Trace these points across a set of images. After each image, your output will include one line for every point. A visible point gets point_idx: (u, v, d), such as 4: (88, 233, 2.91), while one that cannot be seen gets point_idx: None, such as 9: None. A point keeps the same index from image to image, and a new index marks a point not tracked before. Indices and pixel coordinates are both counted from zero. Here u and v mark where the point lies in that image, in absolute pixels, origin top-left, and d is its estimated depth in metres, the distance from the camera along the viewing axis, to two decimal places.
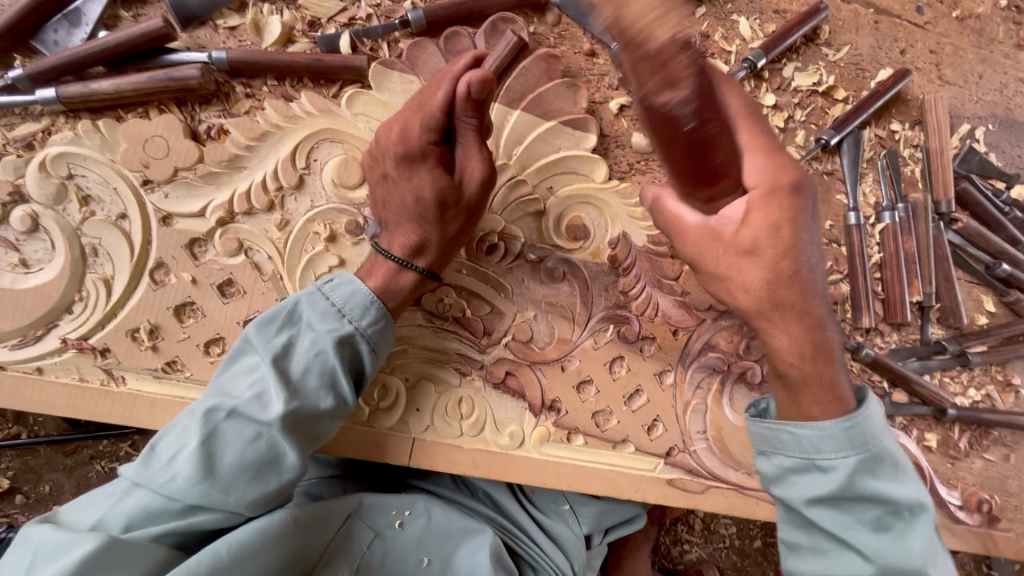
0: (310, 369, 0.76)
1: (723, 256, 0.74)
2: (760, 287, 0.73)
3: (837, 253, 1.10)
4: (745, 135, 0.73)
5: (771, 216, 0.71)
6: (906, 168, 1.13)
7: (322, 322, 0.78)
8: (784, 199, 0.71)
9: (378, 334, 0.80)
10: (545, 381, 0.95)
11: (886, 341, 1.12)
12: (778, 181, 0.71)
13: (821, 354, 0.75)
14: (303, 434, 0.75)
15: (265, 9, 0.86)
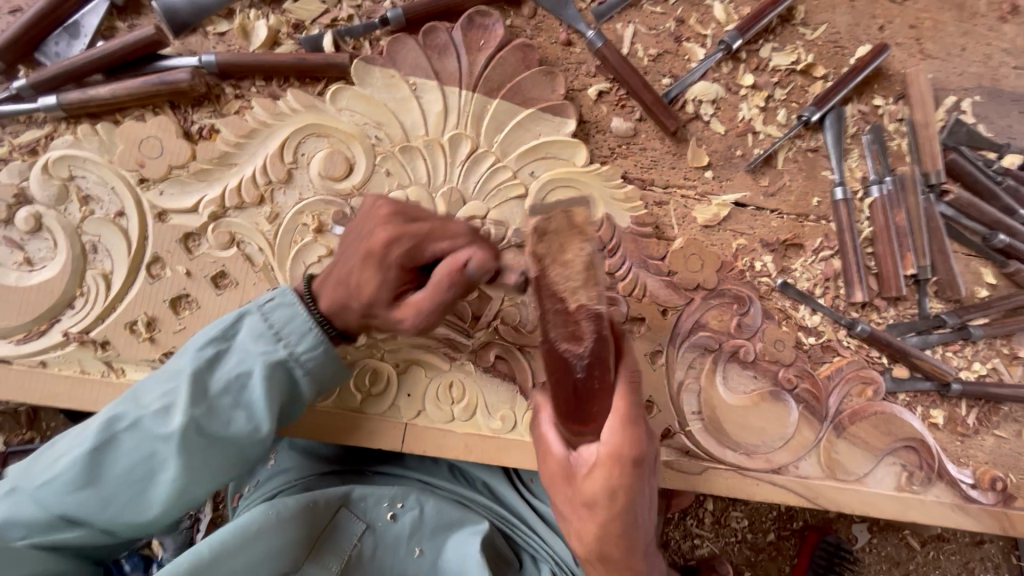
0: (228, 391, 0.76)
1: (570, 497, 0.73)
2: (591, 539, 0.72)
3: (827, 230, 1.10)
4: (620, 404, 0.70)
5: (608, 486, 0.68)
6: (893, 142, 1.13)
7: (255, 345, 0.78)
8: (630, 463, 0.68)
9: (314, 361, 0.81)
10: (534, 364, 0.96)
11: (884, 316, 1.11)
12: (620, 455, 0.68)
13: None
14: (206, 455, 0.74)
15: (252, 14, 0.90)
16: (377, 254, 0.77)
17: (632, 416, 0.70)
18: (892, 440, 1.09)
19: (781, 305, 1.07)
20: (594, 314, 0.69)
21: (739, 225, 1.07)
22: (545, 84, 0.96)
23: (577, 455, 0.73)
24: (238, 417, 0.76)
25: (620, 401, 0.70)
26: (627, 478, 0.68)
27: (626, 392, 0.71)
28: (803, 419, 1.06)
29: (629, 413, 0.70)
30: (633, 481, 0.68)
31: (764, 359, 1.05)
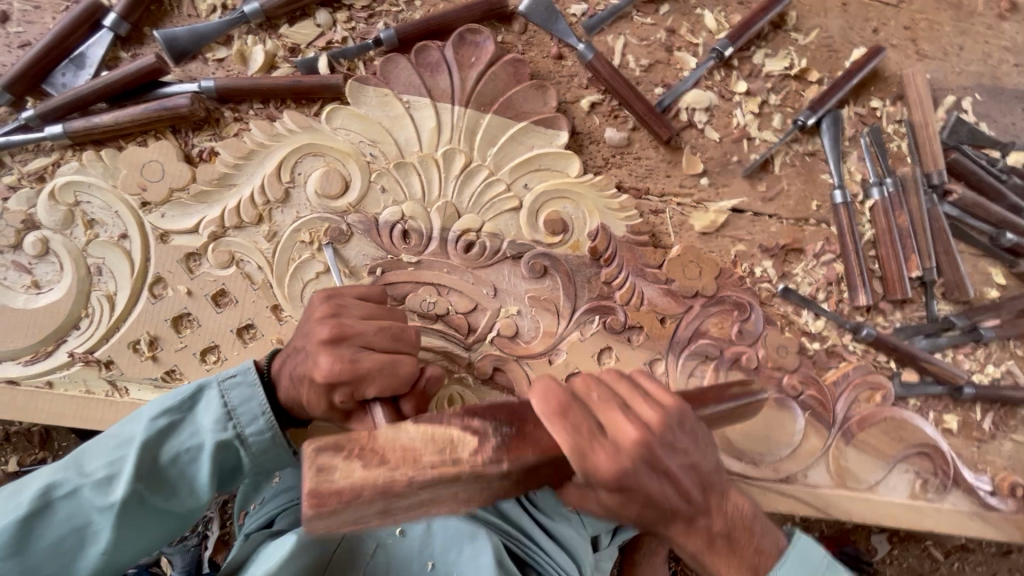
0: (176, 464, 0.75)
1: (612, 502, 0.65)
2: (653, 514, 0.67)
3: (828, 234, 1.09)
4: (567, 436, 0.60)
5: (617, 489, 0.61)
6: (892, 144, 1.11)
7: (209, 420, 0.77)
8: (620, 458, 0.60)
9: (262, 450, 0.79)
10: (533, 375, 0.95)
11: (890, 319, 1.09)
12: (604, 456, 0.60)
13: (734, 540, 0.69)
14: (142, 529, 0.73)
15: (249, 40, 0.93)
16: (315, 368, 0.75)
17: (585, 421, 0.61)
18: (903, 447, 1.06)
19: (783, 311, 1.06)
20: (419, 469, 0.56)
21: (737, 231, 1.06)
22: (537, 98, 0.97)
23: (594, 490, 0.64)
24: (182, 491, 0.76)
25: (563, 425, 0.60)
26: (626, 464, 0.61)
27: (565, 410, 0.61)
28: (810, 426, 1.04)
29: (579, 420, 0.61)
30: (631, 473, 0.61)
31: (769, 366, 1.04)
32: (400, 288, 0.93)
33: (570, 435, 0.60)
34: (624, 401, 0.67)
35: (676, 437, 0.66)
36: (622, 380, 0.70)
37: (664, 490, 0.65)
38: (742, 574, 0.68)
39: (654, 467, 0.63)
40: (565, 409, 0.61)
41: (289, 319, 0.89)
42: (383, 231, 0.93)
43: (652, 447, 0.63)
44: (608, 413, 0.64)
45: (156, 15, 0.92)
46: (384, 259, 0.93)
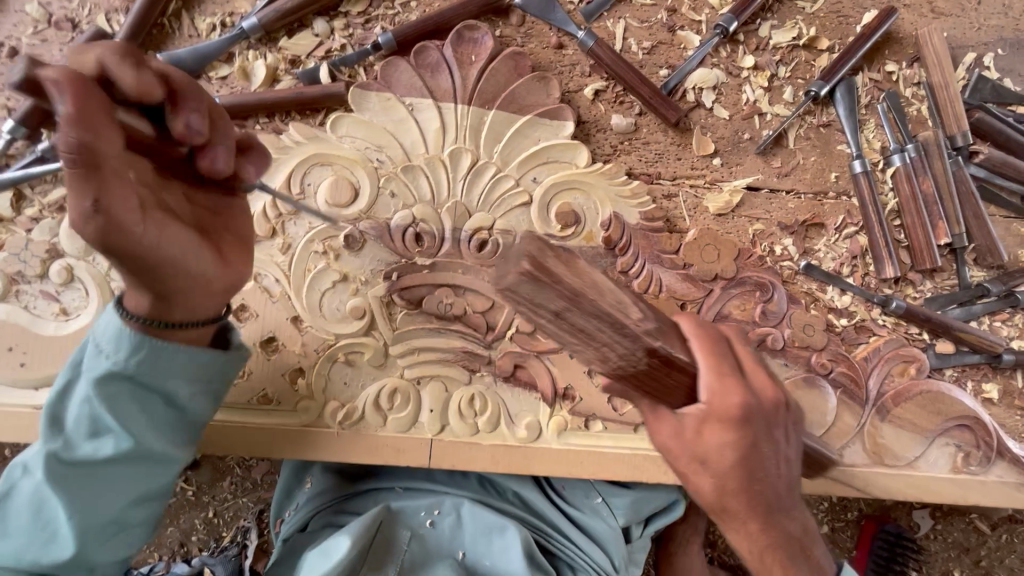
0: (77, 418, 0.73)
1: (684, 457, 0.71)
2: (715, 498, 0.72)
3: (849, 205, 1.05)
4: (700, 355, 0.70)
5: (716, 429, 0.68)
6: (911, 108, 1.07)
7: (92, 362, 0.72)
8: (730, 402, 0.68)
9: (144, 362, 0.71)
10: (554, 370, 0.95)
11: (920, 290, 1.06)
12: (723, 404, 0.68)
13: (771, 546, 0.77)
14: (89, 484, 0.73)
15: (250, 55, 0.94)
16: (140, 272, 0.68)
17: (721, 359, 0.71)
18: (942, 420, 1.03)
19: (807, 288, 1.03)
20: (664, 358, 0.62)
21: (754, 209, 1.03)
22: (539, 90, 0.96)
23: (682, 416, 0.69)
24: (103, 440, 0.73)
25: (701, 346, 0.70)
26: (736, 429, 0.68)
27: (708, 340, 0.70)
28: (842, 404, 1.02)
29: (722, 353, 0.71)
30: (738, 417, 0.68)
31: (795, 346, 1.01)
32: (416, 291, 0.93)
33: (696, 366, 0.68)
34: (739, 368, 0.71)
35: (772, 421, 0.72)
36: (745, 348, 0.77)
37: (756, 461, 0.71)
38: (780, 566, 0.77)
39: (754, 432, 0.70)
40: (710, 338, 0.71)
41: (311, 330, 0.91)
42: (395, 235, 0.93)
43: (755, 415, 0.69)
44: (752, 365, 0.73)
45: (158, 39, 0.93)
46: (398, 263, 0.93)
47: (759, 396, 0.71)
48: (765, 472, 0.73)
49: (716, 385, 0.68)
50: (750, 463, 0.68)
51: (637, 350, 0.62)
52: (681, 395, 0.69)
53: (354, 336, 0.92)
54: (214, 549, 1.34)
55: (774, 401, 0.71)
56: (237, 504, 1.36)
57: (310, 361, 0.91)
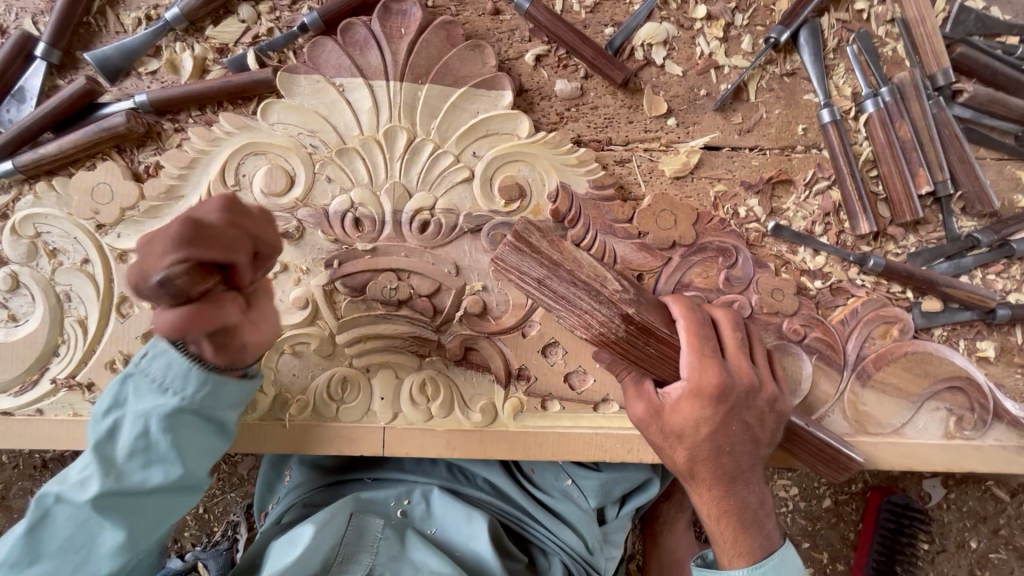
0: (132, 450, 0.71)
1: (656, 429, 0.81)
2: (683, 464, 0.81)
3: (819, 159, 0.98)
4: (688, 339, 0.81)
5: (697, 408, 0.78)
6: (885, 48, 0.99)
7: (154, 393, 0.71)
8: (710, 379, 0.78)
9: (213, 396, 0.73)
10: (507, 350, 0.92)
11: (902, 245, 0.98)
12: (703, 384, 0.78)
13: (730, 513, 0.81)
14: (136, 509, 0.72)
15: (177, 47, 0.92)
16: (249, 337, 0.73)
17: (706, 342, 0.81)
18: (930, 383, 0.96)
19: (777, 251, 0.97)
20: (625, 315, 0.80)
21: (714, 170, 0.97)
22: (474, 59, 0.92)
23: (664, 392, 0.81)
24: (153, 471, 0.71)
25: (689, 327, 0.82)
26: (713, 406, 0.78)
27: (695, 324, 0.83)
28: (819, 371, 0.96)
29: (706, 335, 0.82)
30: (720, 394, 0.78)
31: (764, 312, 0.95)
32: (359, 278, 0.91)
33: (686, 346, 0.80)
34: (722, 351, 0.83)
35: (749, 402, 0.81)
36: (739, 333, 0.85)
37: (733, 435, 0.80)
38: (748, 544, 0.81)
39: (729, 412, 0.79)
40: (697, 321, 0.83)
41: None
42: (334, 222, 0.91)
43: (732, 395, 0.79)
44: (733, 350, 0.83)
45: (85, 37, 0.92)
46: (339, 250, 0.91)
47: (734, 378, 0.80)
48: (734, 446, 0.80)
49: (693, 365, 0.79)
50: (717, 435, 0.78)
51: (614, 307, 0.80)
52: (668, 365, 0.81)
53: (299, 327, 0.91)
54: (206, 543, 1.36)
55: (744, 385, 0.80)
56: (225, 499, 1.38)
57: None
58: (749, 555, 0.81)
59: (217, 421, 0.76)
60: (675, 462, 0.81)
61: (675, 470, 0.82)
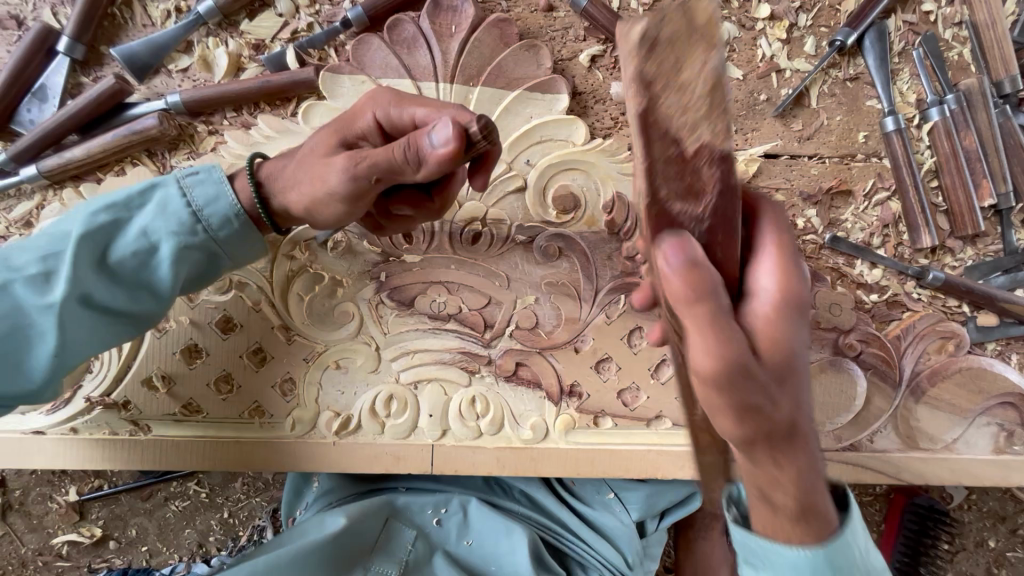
0: (93, 292, 0.69)
1: (723, 401, 0.48)
2: (746, 443, 0.50)
3: (879, 168, 0.95)
4: (768, 241, 0.54)
5: (786, 347, 0.49)
6: (951, 53, 0.95)
7: (163, 220, 0.70)
8: (797, 288, 0.51)
9: (234, 248, 0.73)
10: (559, 367, 0.89)
11: (959, 258, 0.96)
12: (790, 297, 0.50)
13: (810, 506, 0.51)
14: (106, 332, 0.72)
15: (210, 43, 0.86)
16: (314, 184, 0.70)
17: (788, 245, 0.54)
18: (983, 398, 0.95)
19: (833, 263, 0.94)
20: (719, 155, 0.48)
21: (773, 179, 0.94)
22: (529, 60, 0.87)
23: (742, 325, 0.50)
24: (138, 295, 0.72)
25: (778, 240, 0.54)
26: (800, 332, 0.50)
27: (771, 225, 0.56)
28: (873, 386, 0.94)
29: (790, 238, 0.55)
30: (805, 314, 0.51)
31: (819, 327, 0.93)
32: (408, 291, 0.87)
33: (769, 253, 0.53)
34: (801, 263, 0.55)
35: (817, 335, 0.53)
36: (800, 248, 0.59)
37: (810, 383, 0.54)
38: None
39: (810, 344, 0.52)
40: (791, 234, 0.55)
41: (299, 338, 0.86)
42: (380, 233, 0.86)
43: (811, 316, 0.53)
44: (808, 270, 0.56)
45: (110, 31, 0.85)
46: (386, 262, 0.87)
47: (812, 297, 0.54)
48: (808, 402, 0.51)
49: (779, 271, 0.51)
50: (802, 387, 0.50)
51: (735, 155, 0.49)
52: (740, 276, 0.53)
53: (344, 342, 0.87)
54: (232, 548, 1.33)
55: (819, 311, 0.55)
56: (250, 504, 1.34)
57: (299, 370, 0.87)
58: (824, 521, 0.51)
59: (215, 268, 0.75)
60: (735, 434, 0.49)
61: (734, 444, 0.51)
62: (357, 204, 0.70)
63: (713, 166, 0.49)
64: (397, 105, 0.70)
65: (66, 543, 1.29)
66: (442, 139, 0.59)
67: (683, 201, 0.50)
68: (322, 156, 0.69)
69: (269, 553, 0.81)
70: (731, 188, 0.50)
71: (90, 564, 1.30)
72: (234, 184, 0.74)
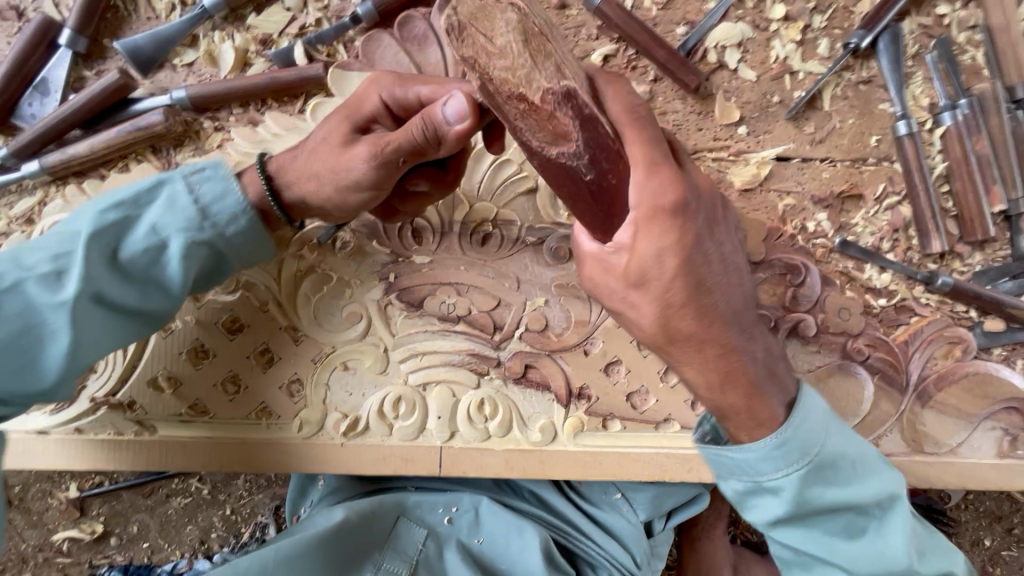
0: (107, 291, 0.68)
1: (614, 290, 0.66)
2: (653, 324, 0.65)
3: (890, 172, 0.94)
4: (632, 148, 0.59)
5: (674, 253, 0.60)
6: (965, 56, 0.94)
7: (173, 216, 0.69)
8: (667, 194, 0.58)
9: (245, 245, 0.73)
10: (568, 369, 0.88)
11: (968, 263, 0.96)
12: (660, 203, 0.58)
13: (733, 376, 0.68)
14: (116, 332, 0.71)
15: (216, 37, 0.84)
16: (335, 179, 0.70)
17: (646, 151, 0.59)
18: (988, 403, 0.95)
19: (843, 267, 0.94)
20: (562, 95, 0.57)
21: (784, 182, 0.94)
22: None
23: (614, 242, 0.63)
24: (150, 292, 0.71)
25: (636, 138, 0.59)
26: (676, 225, 0.59)
27: (641, 121, 0.60)
28: (880, 390, 0.95)
29: (654, 135, 0.60)
30: (687, 204, 0.59)
31: (828, 331, 0.94)
32: (417, 292, 0.86)
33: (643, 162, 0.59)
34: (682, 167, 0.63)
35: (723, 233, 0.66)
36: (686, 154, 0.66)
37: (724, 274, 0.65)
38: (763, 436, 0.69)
39: (700, 237, 0.62)
40: (636, 115, 0.60)
41: (307, 339, 0.86)
42: (390, 233, 0.86)
43: (693, 208, 0.60)
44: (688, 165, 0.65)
45: (114, 24, 0.83)
46: (395, 263, 0.86)
47: (694, 184, 0.62)
48: (714, 289, 0.64)
49: (642, 184, 0.59)
50: (693, 266, 0.61)
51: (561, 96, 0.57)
52: (597, 208, 0.63)
53: (353, 343, 0.86)
54: (234, 545, 1.33)
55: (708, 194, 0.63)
56: (253, 501, 1.34)
57: (307, 371, 0.86)
58: (770, 422, 0.68)
59: (226, 267, 0.75)
60: (642, 327, 0.67)
61: (639, 337, 0.69)
62: (383, 189, 0.71)
63: (565, 106, 0.57)
64: (400, 84, 0.70)
65: (67, 539, 1.29)
66: (458, 115, 0.61)
67: (556, 145, 0.59)
68: (341, 146, 0.69)
69: (277, 541, 0.82)
70: (588, 119, 0.59)
71: (91, 560, 1.30)
72: (240, 179, 0.73)
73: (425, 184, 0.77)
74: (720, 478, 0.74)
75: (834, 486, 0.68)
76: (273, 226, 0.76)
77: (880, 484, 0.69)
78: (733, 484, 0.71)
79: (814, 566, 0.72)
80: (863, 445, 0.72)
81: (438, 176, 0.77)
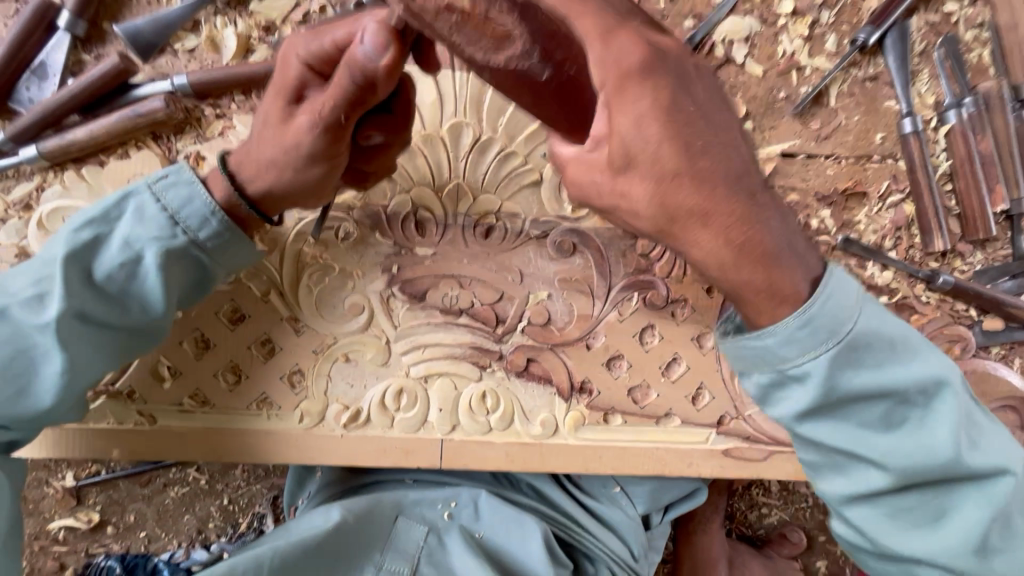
0: (94, 311, 0.69)
1: (602, 183, 0.54)
2: (650, 206, 0.52)
3: (895, 169, 0.94)
4: (583, 20, 0.48)
5: (661, 137, 0.49)
6: (971, 55, 0.94)
7: (148, 229, 0.70)
8: (635, 58, 0.48)
9: (220, 248, 0.73)
10: (570, 363, 0.88)
11: (970, 262, 0.96)
12: (635, 71, 0.48)
13: (750, 249, 0.54)
14: (105, 350, 0.72)
15: (219, 22, 0.83)
16: (291, 162, 0.68)
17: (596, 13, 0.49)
18: (985, 401, 0.96)
19: (845, 265, 0.94)
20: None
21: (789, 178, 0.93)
22: None
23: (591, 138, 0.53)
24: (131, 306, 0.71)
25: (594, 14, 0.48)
26: (657, 95, 0.49)
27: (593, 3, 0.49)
28: None
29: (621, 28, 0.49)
30: (657, 77, 0.49)
31: None
32: (420, 284, 0.86)
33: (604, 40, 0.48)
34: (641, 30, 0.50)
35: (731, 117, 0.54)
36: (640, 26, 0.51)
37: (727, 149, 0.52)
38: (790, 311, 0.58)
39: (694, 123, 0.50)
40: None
41: (308, 330, 0.85)
42: (393, 224, 0.85)
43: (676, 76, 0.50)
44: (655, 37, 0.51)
45: (114, 7, 0.82)
46: (398, 255, 0.85)
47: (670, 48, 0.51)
48: (706, 151, 0.50)
49: (611, 55, 0.48)
50: (682, 134, 0.49)
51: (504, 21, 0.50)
52: (568, 106, 0.57)
53: (355, 334, 0.86)
54: (232, 535, 1.32)
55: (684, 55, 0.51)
56: (251, 491, 1.34)
57: (309, 362, 0.86)
58: (796, 298, 0.57)
59: (209, 275, 0.75)
60: (639, 218, 0.55)
61: (639, 228, 0.56)
62: (337, 153, 0.68)
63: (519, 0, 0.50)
64: (315, 34, 0.64)
65: (64, 527, 1.28)
66: (377, 45, 0.56)
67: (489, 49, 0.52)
68: (284, 124, 0.67)
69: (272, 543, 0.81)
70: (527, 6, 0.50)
71: (87, 549, 1.29)
72: (205, 183, 0.72)
73: (382, 134, 0.72)
74: (742, 374, 0.65)
75: (868, 369, 0.61)
76: (248, 227, 0.75)
77: (924, 366, 0.62)
78: (757, 378, 0.63)
79: (849, 468, 0.65)
80: (906, 328, 0.64)
81: (389, 119, 0.71)
